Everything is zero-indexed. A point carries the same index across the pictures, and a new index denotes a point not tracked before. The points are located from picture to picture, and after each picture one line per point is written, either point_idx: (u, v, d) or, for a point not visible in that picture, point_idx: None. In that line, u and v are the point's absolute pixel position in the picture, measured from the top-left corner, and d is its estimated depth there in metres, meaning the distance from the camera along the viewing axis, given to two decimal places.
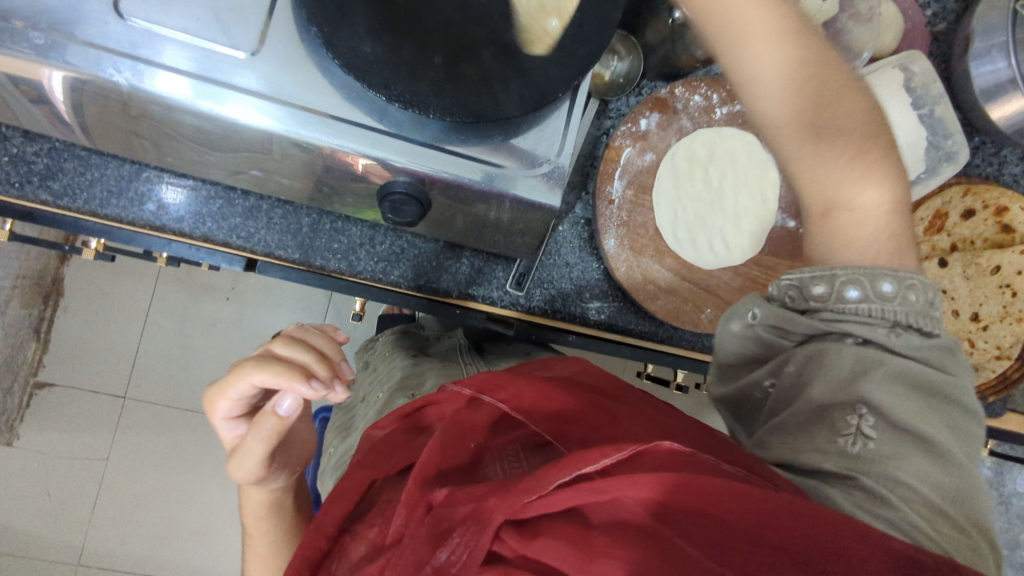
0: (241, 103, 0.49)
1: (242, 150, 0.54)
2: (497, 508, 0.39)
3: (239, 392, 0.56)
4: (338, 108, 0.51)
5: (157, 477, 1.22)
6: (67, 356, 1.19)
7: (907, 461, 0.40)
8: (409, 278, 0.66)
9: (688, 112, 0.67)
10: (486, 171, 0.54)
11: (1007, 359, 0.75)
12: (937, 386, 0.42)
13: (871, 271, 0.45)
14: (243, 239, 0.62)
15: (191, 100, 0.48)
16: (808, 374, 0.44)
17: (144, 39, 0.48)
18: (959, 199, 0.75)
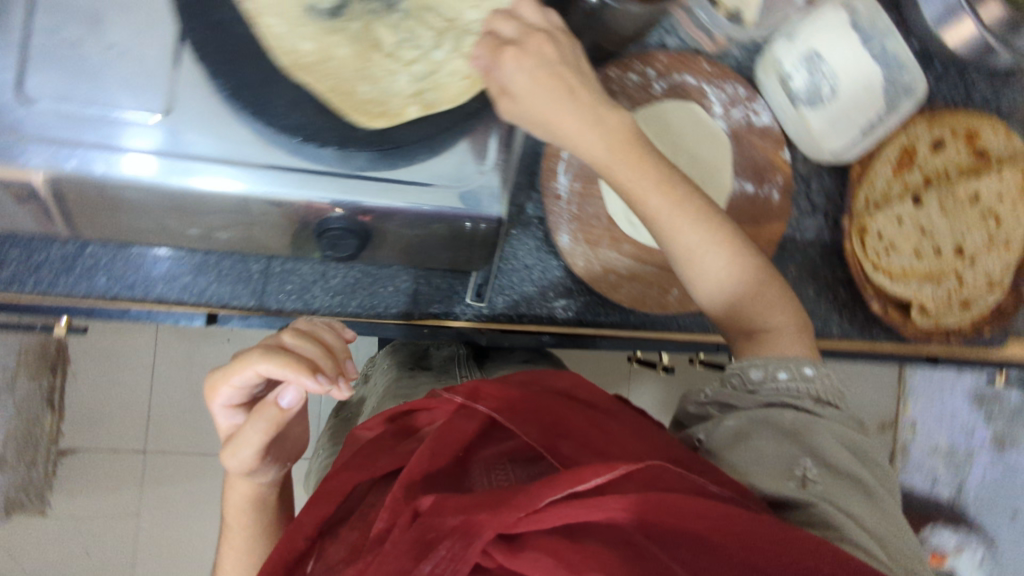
0: (214, 172, 0.48)
1: (216, 212, 0.52)
2: (487, 522, 0.37)
3: (241, 382, 0.54)
4: (261, 154, 0.48)
5: (189, 522, 1.24)
6: (83, 421, 1.20)
7: (846, 496, 0.48)
8: (368, 307, 0.65)
9: (627, 93, 0.65)
10: (418, 195, 0.52)
11: (997, 289, 0.73)
12: (860, 445, 0.51)
13: (794, 357, 0.53)
14: (196, 295, 0.62)
15: (164, 178, 0.47)
16: (762, 430, 0.51)
17: (86, 122, 0.46)
18: (927, 131, 0.72)
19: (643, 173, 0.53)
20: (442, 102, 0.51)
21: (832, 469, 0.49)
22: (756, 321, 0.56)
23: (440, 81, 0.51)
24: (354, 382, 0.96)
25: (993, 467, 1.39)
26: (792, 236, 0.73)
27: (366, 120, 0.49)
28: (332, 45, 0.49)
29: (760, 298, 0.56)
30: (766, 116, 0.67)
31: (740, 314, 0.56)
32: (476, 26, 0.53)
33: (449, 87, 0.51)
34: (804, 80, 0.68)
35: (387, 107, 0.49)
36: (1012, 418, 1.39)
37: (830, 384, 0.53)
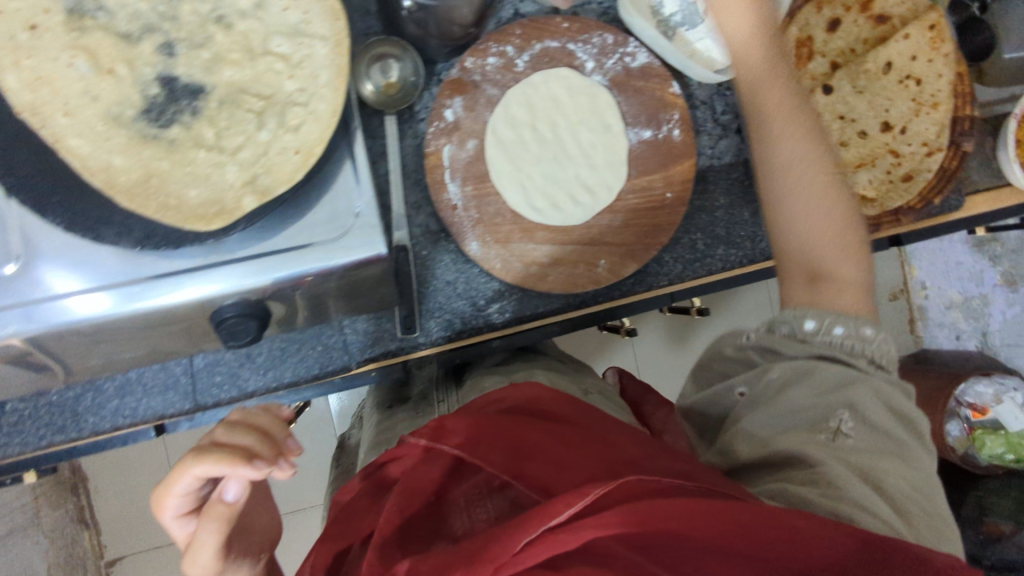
0: (170, 287, 0.49)
1: (187, 318, 0.53)
2: None
3: (184, 490, 0.49)
4: (186, 260, 0.49)
5: None
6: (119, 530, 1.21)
7: (884, 457, 0.46)
8: (302, 373, 0.64)
9: (490, 79, 0.62)
10: (299, 257, 0.51)
11: (939, 153, 0.67)
12: (908, 416, 0.48)
13: (854, 316, 0.50)
14: (130, 415, 0.61)
15: (123, 307, 0.48)
16: (805, 380, 0.49)
17: (36, 279, 0.47)
18: (816, 16, 0.68)
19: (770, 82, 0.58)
20: (277, 184, 0.48)
21: (872, 432, 0.47)
22: (822, 266, 0.53)
23: (272, 163, 0.49)
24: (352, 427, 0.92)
25: (1011, 307, 1.37)
26: (711, 163, 0.69)
27: (204, 225, 0.47)
28: (154, 160, 0.48)
29: (843, 249, 0.53)
30: (642, 54, 0.63)
31: (812, 254, 0.53)
32: (297, 95, 0.49)
33: (283, 167, 0.49)
34: (675, 2, 0.67)
35: (223, 204, 0.48)
36: (1016, 255, 1.35)
37: (890, 350, 0.50)
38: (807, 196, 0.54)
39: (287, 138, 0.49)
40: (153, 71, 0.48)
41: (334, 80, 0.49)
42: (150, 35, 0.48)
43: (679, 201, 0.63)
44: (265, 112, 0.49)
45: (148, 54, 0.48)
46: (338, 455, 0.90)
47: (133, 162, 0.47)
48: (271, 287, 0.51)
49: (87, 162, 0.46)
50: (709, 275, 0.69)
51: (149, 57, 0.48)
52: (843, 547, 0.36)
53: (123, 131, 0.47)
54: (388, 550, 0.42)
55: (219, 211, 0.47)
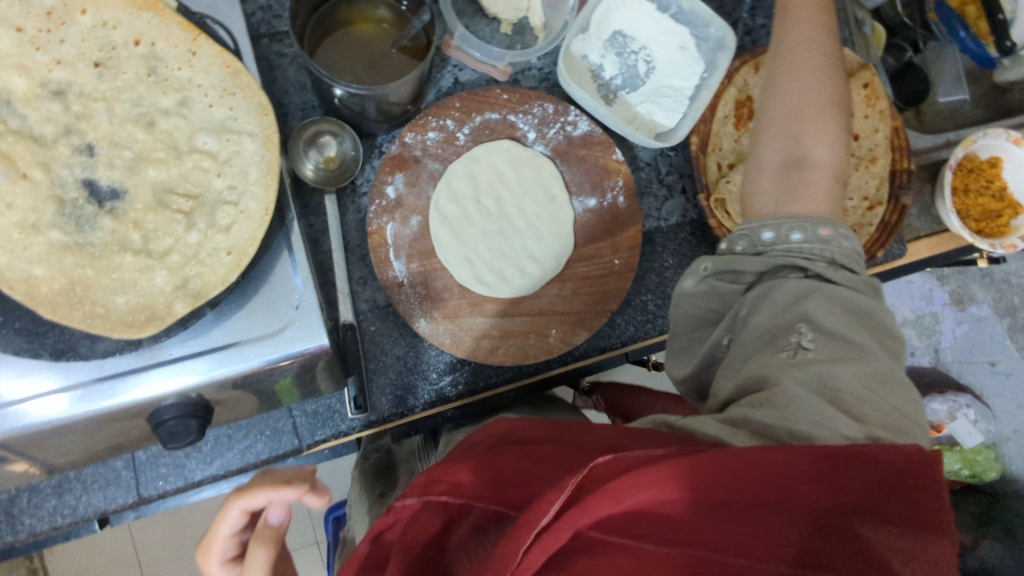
0: (121, 388, 0.48)
1: (137, 417, 0.52)
2: None
3: (233, 530, 0.44)
4: (136, 360, 0.48)
5: None
6: None
7: (847, 361, 0.44)
8: (251, 459, 0.62)
9: (431, 154, 0.62)
10: (245, 355, 0.50)
11: (879, 206, 0.69)
12: (856, 322, 0.47)
13: (811, 220, 0.53)
14: (69, 514, 0.59)
15: (73, 411, 0.47)
16: (767, 300, 0.50)
17: None
18: (755, 77, 0.68)
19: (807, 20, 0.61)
20: (210, 287, 0.47)
21: (832, 340, 0.45)
22: (805, 157, 0.56)
23: (203, 265, 0.47)
24: None
25: (960, 325, 1.37)
26: (658, 225, 0.69)
27: (133, 333, 0.46)
28: (77, 268, 0.46)
29: (821, 141, 0.56)
30: (583, 122, 0.64)
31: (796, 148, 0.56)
32: (227, 193, 0.48)
33: (215, 268, 0.47)
34: (615, 64, 0.68)
35: (154, 309, 0.46)
36: (962, 275, 1.36)
37: (851, 245, 0.53)
38: (797, 94, 0.57)
39: (218, 238, 0.48)
40: (73, 173, 0.47)
41: (264, 177, 0.48)
42: (68, 136, 0.48)
43: (627, 265, 0.63)
44: (194, 213, 0.48)
45: (67, 155, 0.47)
46: None
47: (57, 271, 0.46)
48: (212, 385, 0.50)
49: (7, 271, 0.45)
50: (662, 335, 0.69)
51: (68, 158, 0.47)
52: (827, 469, 0.35)
53: (43, 237, 0.46)
54: None
55: (149, 318, 0.46)
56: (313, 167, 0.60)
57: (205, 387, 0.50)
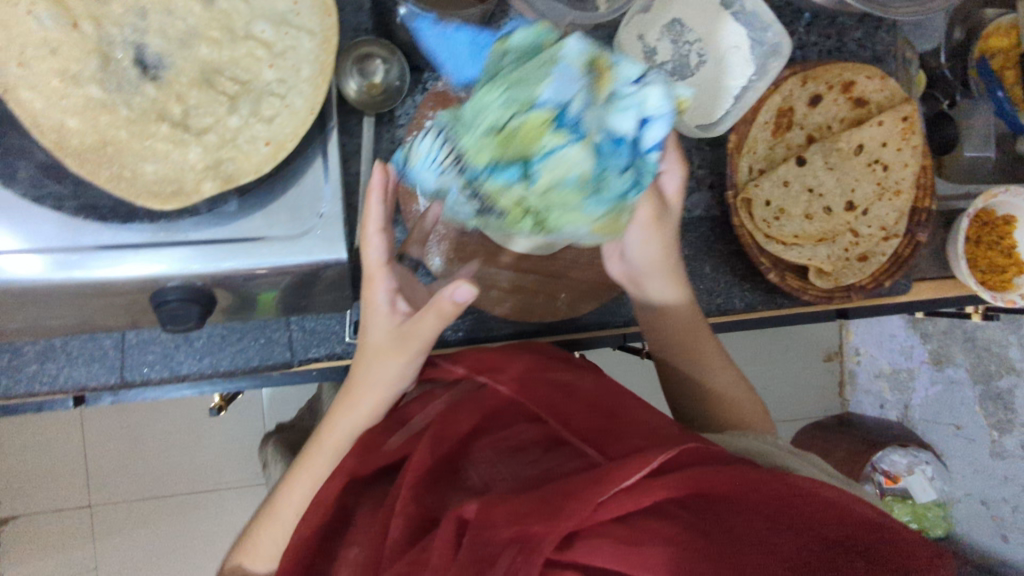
0: (107, 260, 0.47)
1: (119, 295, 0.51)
2: (549, 530, 0.39)
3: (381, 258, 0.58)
4: (134, 234, 0.48)
5: (152, 541, 1.32)
6: (39, 481, 1.27)
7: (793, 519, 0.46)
8: (240, 363, 0.61)
9: (476, 97, 0.61)
10: (258, 250, 0.49)
11: (895, 239, 0.70)
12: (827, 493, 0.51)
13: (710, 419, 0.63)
14: (47, 382, 0.58)
15: (49, 275, 0.46)
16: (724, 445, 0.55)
17: None
18: (801, 89, 0.69)
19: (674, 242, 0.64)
20: (242, 174, 0.47)
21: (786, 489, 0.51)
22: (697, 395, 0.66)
23: (239, 150, 0.47)
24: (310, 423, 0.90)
25: (934, 385, 1.40)
26: (679, 215, 0.70)
27: (157, 205, 0.45)
28: (113, 129, 0.45)
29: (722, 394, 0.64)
30: None
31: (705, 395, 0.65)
32: (276, 85, 0.48)
33: (250, 156, 0.47)
34: (669, 50, 0.68)
35: (181, 184, 0.46)
36: (945, 336, 1.37)
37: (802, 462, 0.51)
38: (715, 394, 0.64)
39: (259, 130, 0.47)
40: (121, 32, 0.46)
41: (315, 77, 0.47)
42: None
43: (646, 246, 0.65)
44: (238, 98, 0.47)
45: (119, 14, 0.46)
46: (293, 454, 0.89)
47: (92, 131, 0.45)
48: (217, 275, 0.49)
49: (42, 117, 0.44)
50: None
51: (119, 17, 0.46)
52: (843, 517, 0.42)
53: (81, 90, 0.45)
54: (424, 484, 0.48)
55: (178, 192, 0.46)
56: (355, 88, 0.60)
57: (209, 276, 0.49)
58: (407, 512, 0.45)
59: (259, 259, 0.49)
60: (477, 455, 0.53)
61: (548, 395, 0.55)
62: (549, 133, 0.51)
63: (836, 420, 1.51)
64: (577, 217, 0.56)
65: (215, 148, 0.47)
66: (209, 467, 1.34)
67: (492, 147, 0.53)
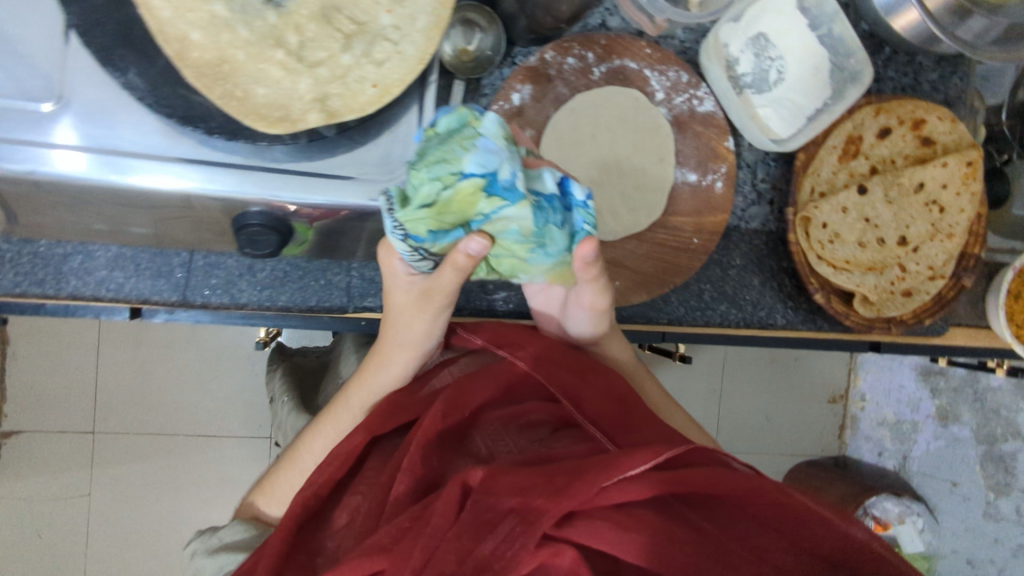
0: (154, 168, 0.48)
1: (160, 208, 0.51)
2: (550, 507, 0.39)
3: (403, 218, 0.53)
4: (194, 150, 0.49)
5: (147, 478, 1.33)
6: (42, 402, 1.29)
7: None
8: (298, 301, 0.63)
9: (564, 78, 0.63)
10: (334, 187, 0.51)
11: (941, 280, 0.72)
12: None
13: None
14: (113, 290, 0.59)
15: (92, 175, 0.47)
16: None
17: (21, 122, 0.46)
18: (872, 120, 0.70)
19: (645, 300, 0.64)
20: (348, 110, 0.48)
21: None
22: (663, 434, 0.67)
23: (347, 88, 0.48)
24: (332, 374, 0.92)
25: (936, 439, 1.41)
26: (736, 224, 0.72)
27: (263, 128, 0.47)
28: (229, 48, 0.46)
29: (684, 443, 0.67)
30: (710, 102, 0.65)
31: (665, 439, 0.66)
32: (391, 31, 0.49)
33: (356, 95, 0.48)
34: (751, 62, 0.69)
35: (287, 112, 0.47)
36: (955, 394, 1.40)
37: None
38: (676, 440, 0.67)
39: (369, 72, 0.48)
40: None
41: (429, 30, 0.49)
42: None
43: (704, 248, 0.65)
44: (353, 37, 0.48)
45: None
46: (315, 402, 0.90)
47: (210, 47, 0.46)
48: (299, 206, 0.51)
49: (166, 25, 0.45)
50: (707, 326, 0.71)
51: None
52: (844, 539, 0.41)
53: (207, 6, 0.45)
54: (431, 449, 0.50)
55: (285, 119, 0.47)
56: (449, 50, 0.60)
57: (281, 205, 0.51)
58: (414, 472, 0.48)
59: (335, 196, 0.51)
60: (486, 425, 0.54)
61: (565, 378, 0.57)
62: (483, 201, 0.43)
63: (835, 462, 1.44)
64: (528, 271, 0.48)
65: (324, 82, 0.48)
66: (213, 412, 1.35)
67: (426, 221, 0.44)
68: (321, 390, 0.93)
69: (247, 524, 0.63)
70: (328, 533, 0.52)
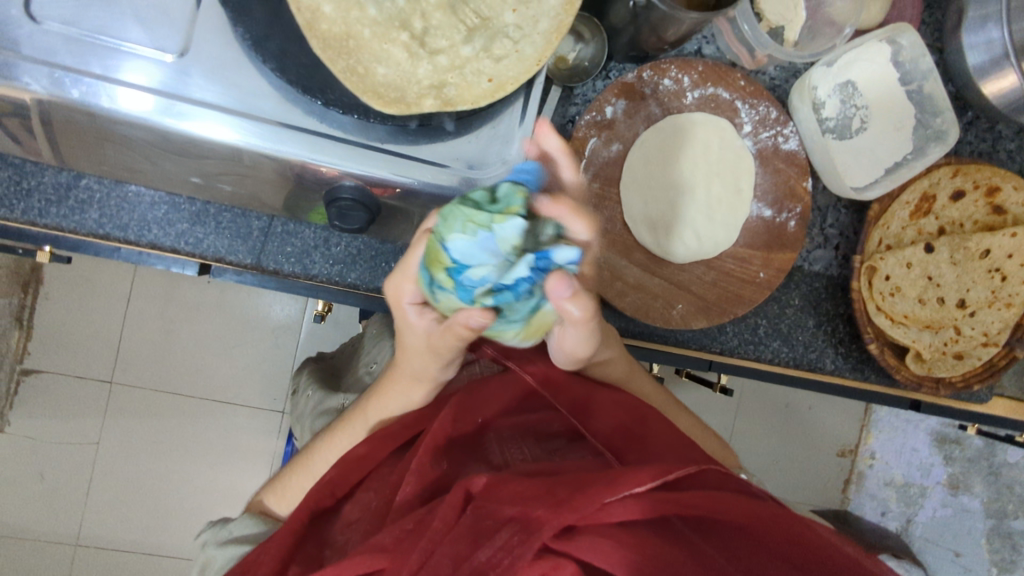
0: (207, 116, 0.48)
1: (209, 158, 0.52)
2: (548, 519, 0.37)
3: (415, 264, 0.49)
4: (279, 112, 0.49)
5: (153, 440, 1.30)
6: (60, 347, 1.26)
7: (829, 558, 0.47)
8: (367, 281, 0.64)
9: (658, 97, 0.64)
10: (429, 171, 0.52)
11: (994, 347, 0.72)
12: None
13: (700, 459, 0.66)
14: (191, 245, 0.60)
15: (152, 115, 0.48)
16: None
17: (92, 51, 0.46)
18: (949, 180, 0.71)
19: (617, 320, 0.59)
20: (461, 100, 0.49)
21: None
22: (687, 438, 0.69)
23: (463, 79, 0.49)
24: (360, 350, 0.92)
25: (943, 507, 1.39)
26: (800, 265, 0.72)
27: (379, 106, 0.47)
28: (357, 25, 0.47)
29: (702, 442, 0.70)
30: (795, 141, 0.66)
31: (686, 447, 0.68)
32: (512, 29, 0.49)
33: (472, 87, 0.49)
34: (836, 108, 0.70)
35: (403, 94, 0.48)
36: (970, 463, 1.38)
37: None
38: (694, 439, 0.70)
39: (487, 67, 0.49)
40: None
41: (550, 33, 0.49)
42: None
43: (769, 283, 0.65)
44: (475, 30, 0.49)
45: None
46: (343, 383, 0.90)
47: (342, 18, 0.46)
48: (397, 185, 0.53)
49: None
50: (757, 361, 0.71)
51: None
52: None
53: None
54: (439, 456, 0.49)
55: (401, 100, 0.48)
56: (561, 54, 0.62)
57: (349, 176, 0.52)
58: (422, 476, 0.47)
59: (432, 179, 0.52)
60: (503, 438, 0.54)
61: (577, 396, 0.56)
62: (442, 274, 0.44)
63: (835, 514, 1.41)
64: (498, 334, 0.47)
65: (443, 70, 0.48)
66: (229, 381, 1.34)
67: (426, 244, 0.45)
68: (347, 374, 0.92)
69: (257, 519, 0.63)
70: (336, 526, 0.53)
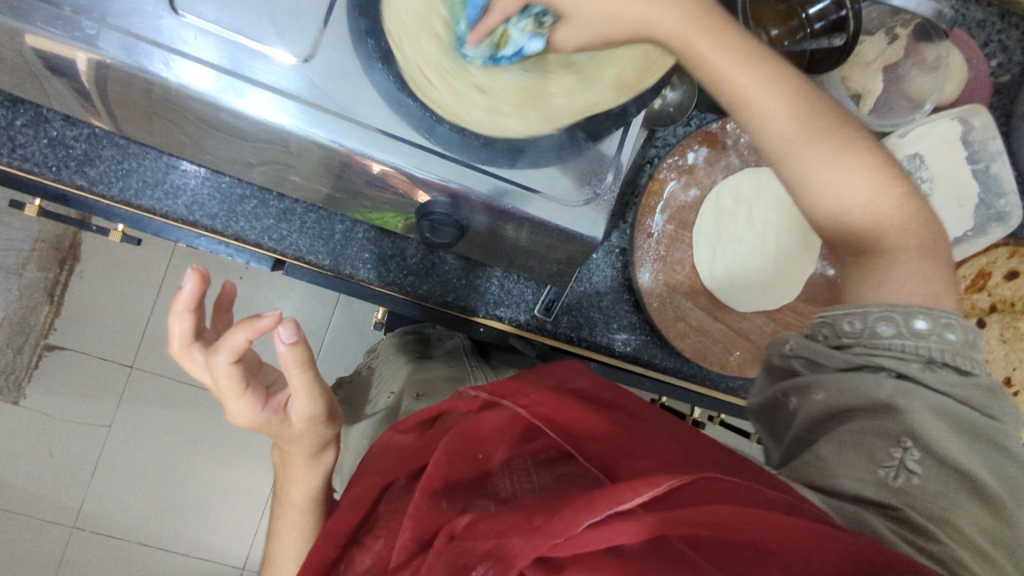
0: (266, 98, 0.47)
1: (262, 143, 0.52)
2: (520, 549, 0.33)
3: (237, 382, 0.48)
4: (386, 121, 0.49)
5: (162, 429, 1.26)
6: (80, 323, 1.22)
7: (954, 504, 0.38)
8: (436, 294, 0.66)
9: (738, 150, 0.68)
10: (501, 186, 0.51)
11: None
12: (980, 425, 0.40)
13: (903, 306, 0.42)
14: (274, 240, 0.62)
15: (215, 93, 0.46)
16: (856, 442, 0.40)
17: (196, 37, 0.46)
18: (1005, 260, 0.72)
19: (707, 36, 0.47)
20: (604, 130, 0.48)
21: (940, 466, 0.38)
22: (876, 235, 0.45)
23: None
24: (365, 362, 0.90)
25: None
26: None
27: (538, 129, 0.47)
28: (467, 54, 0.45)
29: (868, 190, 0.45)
30: None
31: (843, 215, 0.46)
32: None
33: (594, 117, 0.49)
34: None
35: None
36: None
37: (957, 339, 0.41)
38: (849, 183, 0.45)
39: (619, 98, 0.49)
40: None
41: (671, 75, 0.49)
42: None
43: None
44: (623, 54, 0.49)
45: None
46: (346, 381, 0.89)
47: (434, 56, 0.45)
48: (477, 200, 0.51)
49: None
50: None
51: None
52: None
53: None
54: (437, 496, 0.43)
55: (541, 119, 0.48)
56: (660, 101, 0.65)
57: (388, 167, 0.50)
58: (420, 517, 0.41)
59: (500, 192, 0.51)
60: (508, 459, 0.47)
61: (577, 409, 0.45)
62: None
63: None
64: None
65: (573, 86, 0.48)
66: None
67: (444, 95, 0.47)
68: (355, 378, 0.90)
69: None
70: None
